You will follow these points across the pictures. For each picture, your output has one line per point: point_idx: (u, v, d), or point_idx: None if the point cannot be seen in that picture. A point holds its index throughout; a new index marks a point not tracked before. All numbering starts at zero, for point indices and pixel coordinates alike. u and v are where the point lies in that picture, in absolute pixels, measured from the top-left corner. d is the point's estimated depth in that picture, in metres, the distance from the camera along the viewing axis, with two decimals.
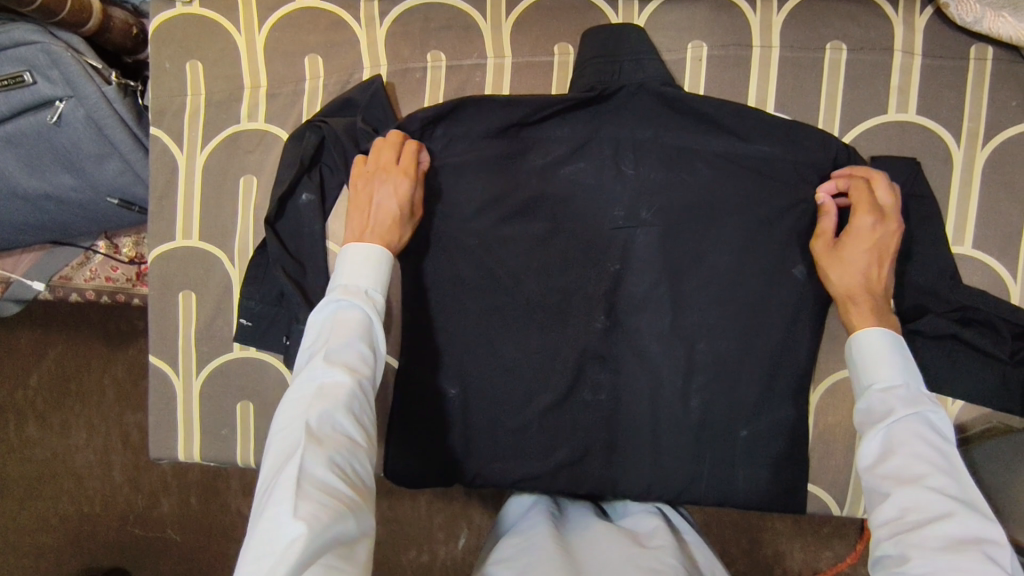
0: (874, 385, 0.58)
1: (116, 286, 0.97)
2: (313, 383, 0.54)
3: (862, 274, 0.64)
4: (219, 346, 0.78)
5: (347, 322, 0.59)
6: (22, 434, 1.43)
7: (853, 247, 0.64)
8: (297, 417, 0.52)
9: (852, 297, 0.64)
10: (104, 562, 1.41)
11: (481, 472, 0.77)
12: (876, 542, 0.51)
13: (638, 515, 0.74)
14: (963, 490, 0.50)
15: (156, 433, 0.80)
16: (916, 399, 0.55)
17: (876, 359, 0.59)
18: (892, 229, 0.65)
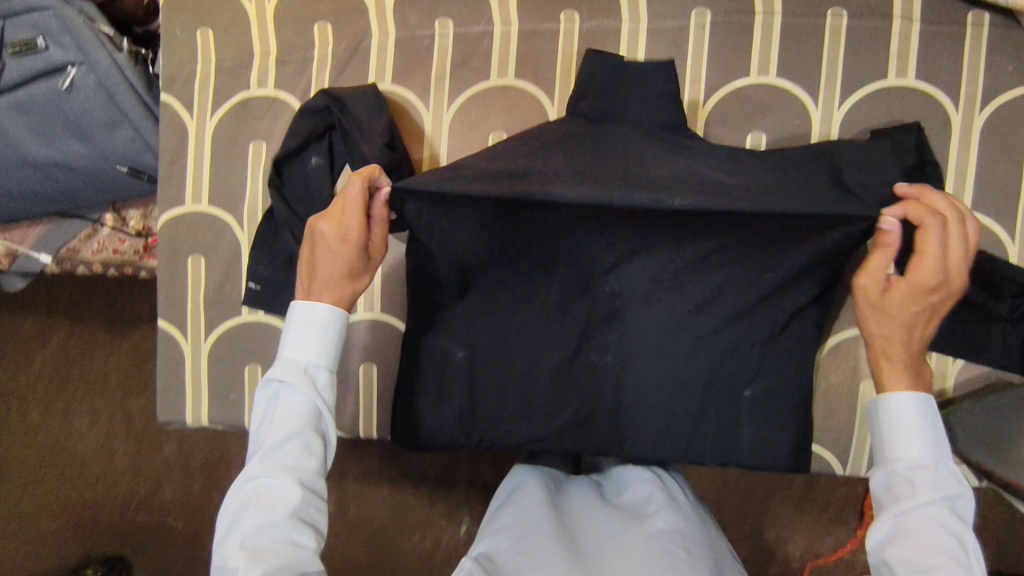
0: (898, 459, 0.56)
1: (124, 259, 0.98)
2: (255, 484, 0.56)
3: (907, 328, 0.57)
4: (228, 309, 0.79)
5: (290, 413, 0.58)
6: (24, 420, 1.44)
7: (904, 299, 0.56)
8: (242, 525, 0.55)
9: (888, 353, 0.57)
10: (105, 548, 1.42)
11: (487, 435, 0.79)
12: None
13: (632, 481, 0.80)
14: None
15: (165, 396, 0.81)
16: (942, 482, 0.53)
17: (902, 430, 0.56)
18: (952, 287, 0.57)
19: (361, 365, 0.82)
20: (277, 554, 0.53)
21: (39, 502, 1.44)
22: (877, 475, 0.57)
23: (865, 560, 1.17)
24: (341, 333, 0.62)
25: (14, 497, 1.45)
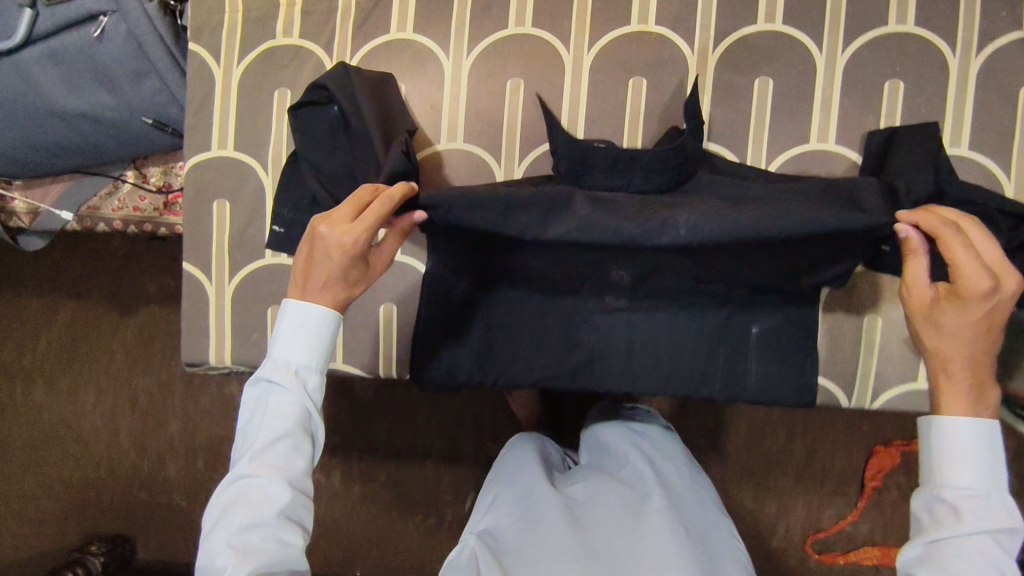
0: (950, 485, 0.57)
1: (144, 216, 0.99)
2: (246, 484, 0.59)
3: (966, 340, 0.58)
4: (252, 252, 0.82)
5: (282, 414, 0.60)
6: (28, 400, 1.45)
7: (952, 315, 0.58)
8: (233, 523, 0.58)
9: (943, 369, 0.59)
10: (110, 526, 1.43)
11: (503, 374, 0.81)
12: None
13: (617, 445, 0.85)
14: None
15: (190, 338, 0.83)
16: (991, 513, 0.54)
17: (958, 459, 0.56)
18: (1005, 296, 0.56)
19: (380, 306, 0.85)
20: (266, 551, 0.56)
21: (46, 480, 1.45)
22: (923, 495, 0.58)
23: (864, 531, 1.28)
24: (332, 335, 0.62)
25: (18, 476, 1.46)
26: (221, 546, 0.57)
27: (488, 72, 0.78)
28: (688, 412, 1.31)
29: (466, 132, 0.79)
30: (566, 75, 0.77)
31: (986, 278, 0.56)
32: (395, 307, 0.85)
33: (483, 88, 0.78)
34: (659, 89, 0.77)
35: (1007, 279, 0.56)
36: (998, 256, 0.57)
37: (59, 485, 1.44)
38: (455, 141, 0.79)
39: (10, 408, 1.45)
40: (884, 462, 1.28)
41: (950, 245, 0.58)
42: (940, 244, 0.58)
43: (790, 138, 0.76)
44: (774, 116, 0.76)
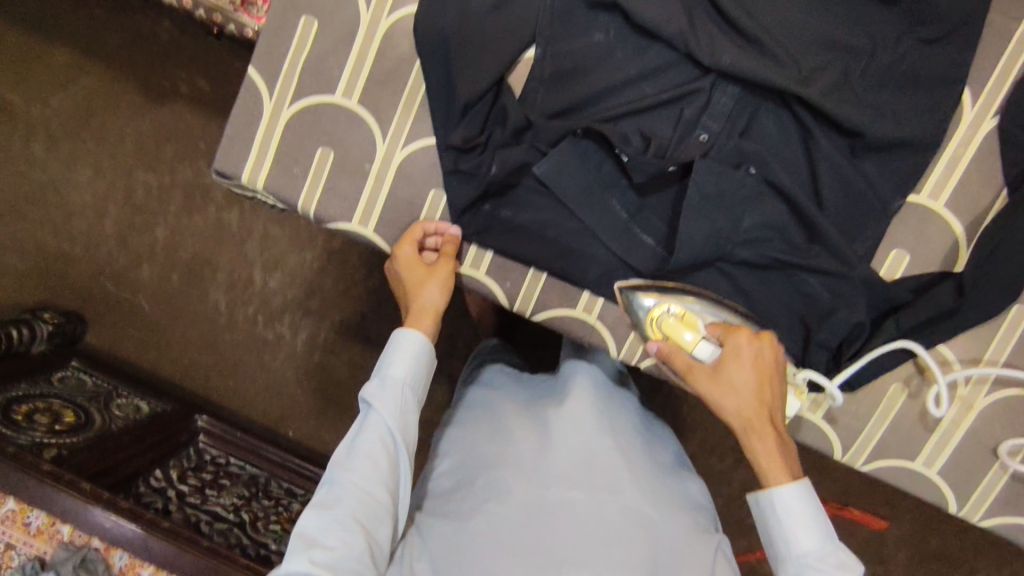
0: (806, 553, 0.64)
1: (217, 5, 0.93)
2: (373, 432, 0.72)
3: (741, 402, 0.66)
4: (322, 85, 0.76)
5: (369, 458, 0.71)
6: (38, 154, 1.66)
7: (733, 370, 0.66)
8: (375, 426, 0.72)
9: (745, 426, 0.66)
10: (67, 299, 1.70)
11: (729, 50, 0.69)
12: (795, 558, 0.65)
13: (586, 404, 0.78)
14: (811, 552, 0.64)
15: (227, 147, 0.78)
16: (842, 567, 0.63)
17: (796, 524, 0.65)
18: (744, 369, 0.66)
19: (430, 192, 0.77)
20: (374, 437, 0.72)
21: (42, 237, 1.68)
22: (789, 568, 0.65)
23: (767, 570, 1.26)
24: None
25: (12, 222, 1.69)
26: (373, 441, 0.72)
27: None
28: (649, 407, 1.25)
29: (586, 45, 0.73)
30: (712, 27, 0.70)
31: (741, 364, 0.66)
32: (444, 198, 0.77)
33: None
34: (801, 75, 0.69)
35: (744, 358, 0.66)
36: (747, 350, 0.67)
37: (46, 236, 1.68)
38: (573, 54, 0.73)
39: (30, 157, 1.66)
40: None
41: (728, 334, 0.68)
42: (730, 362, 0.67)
43: (906, 183, 0.70)
44: (906, 156, 0.70)
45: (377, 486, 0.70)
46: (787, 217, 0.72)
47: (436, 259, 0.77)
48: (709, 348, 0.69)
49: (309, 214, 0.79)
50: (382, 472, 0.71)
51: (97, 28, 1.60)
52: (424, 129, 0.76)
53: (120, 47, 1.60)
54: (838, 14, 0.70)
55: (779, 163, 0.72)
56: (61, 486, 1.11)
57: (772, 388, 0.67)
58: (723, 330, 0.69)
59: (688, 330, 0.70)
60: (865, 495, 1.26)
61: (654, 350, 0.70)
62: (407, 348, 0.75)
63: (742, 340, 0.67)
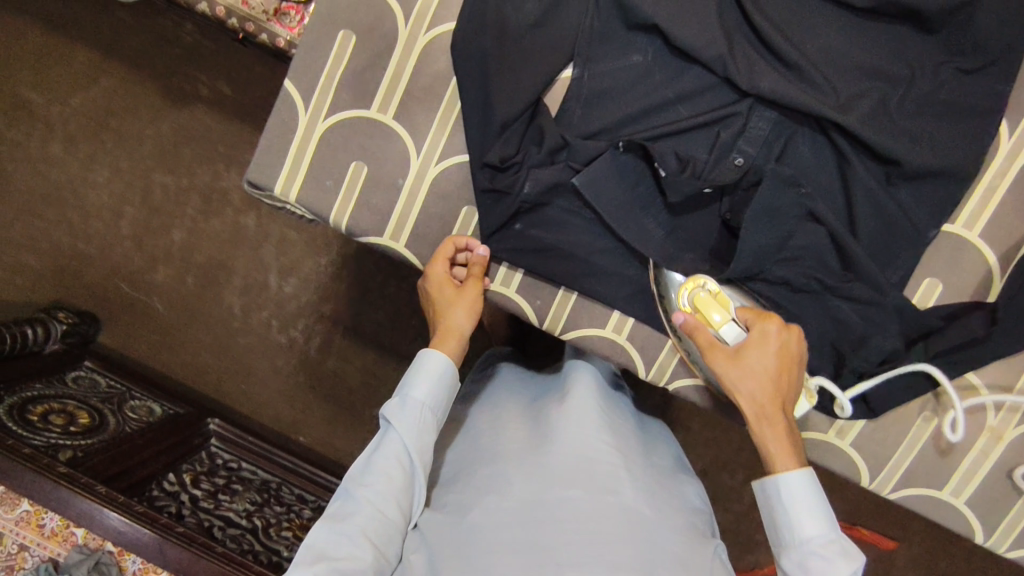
0: (810, 538, 0.64)
1: (250, 14, 0.93)
2: (390, 450, 0.72)
3: (758, 384, 0.66)
4: (358, 99, 0.76)
5: (384, 477, 0.71)
6: (54, 153, 1.66)
7: (755, 354, 0.67)
8: (392, 444, 0.73)
9: (757, 411, 0.66)
10: (81, 299, 1.69)
11: (767, 76, 0.69)
12: (800, 545, 0.64)
13: (593, 417, 0.79)
14: (820, 539, 0.64)
15: (261, 158, 0.78)
16: (846, 555, 0.62)
17: (804, 508, 0.64)
18: (767, 354, 0.67)
19: (463, 208, 0.77)
20: (391, 454, 0.72)
21: (58, 236, 1.68)
22: (791, 553, 0.65)
23: None
24: None
25: (26, 221, 1.69)
26: (389, 459, 0.72)
27: (672, 11, 0.70)
28: (665, 421, 1.25)
29: (624, 67, 0.73)
30: (751, 52, 0.71)
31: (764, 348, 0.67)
32: (476, 215, 0.77)
33: (667, 18, 0.70)
34: (839, 102, 0.69)
35: (770, 342, 0.67)
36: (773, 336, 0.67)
37: (61, 235, 1.68)
38: (610, 75, 0.73)
39: (47, 156, 1.66)
40: None
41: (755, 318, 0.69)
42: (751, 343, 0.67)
43: (943, 212, 0.70)
44: (944, 185, 0.70)
45: (389, 504, 0.71)
46: (821, 242, 0.72)
47: (464, 280, 0.77)
48: (736, 330, 0.69)
49: (340, 227, 0.79)
50: (396, 492, 0.71)
51: (120, 29, 1.60)
52: (459, 146, 0.76)
53: (141, 49, 1.61)
54: (878, 41, 0.70)
55: (814, 188, 0.72)
56: (76, 489, 1.11)
57: (790, 379, 0.67)
58: (755, 315, 0.69)
59: (718, 309, 0.69)
60: (878, 515, 1.26)
61: (680, 322, 0.70)
62: (432, 370, 0.74)
63: (770, 323, 0.67)
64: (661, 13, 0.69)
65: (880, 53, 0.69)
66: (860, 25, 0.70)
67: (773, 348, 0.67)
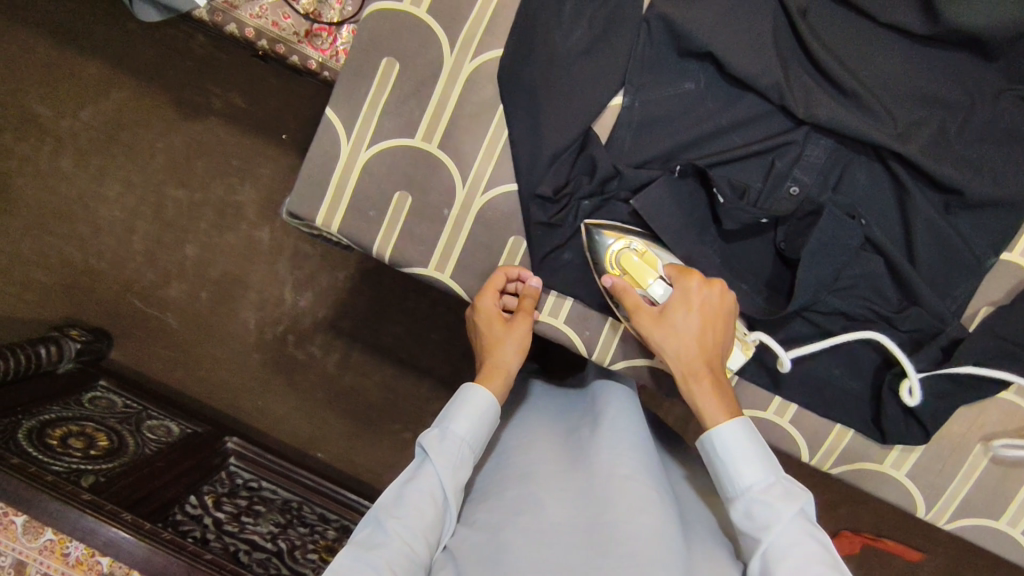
0: (752, 486, 0.63)
1: (281, 36, 0.91)
2: (423, 480, 0.69)
3: (682, 342, 0.67)
4: (401, 128, 0.74)
5: (416, 508, 0.67)
6: (63, 168, 1.63)
7: (677, 314, 0.67)
8: (426, 473, 0.70)
9: (684, 369, 0.67)
10: (93, 315, 1.67)
11: (824, 103, 0.68)
12: (742, 496, 0.63)
13: (636, 445, 0.75)
14: (761, 482, 0.63)
15: (302, 188, 0.76)
16: (788, 496, 0.61)
17: (739, 456, 0.63)
18: (689, 310, 0.67)
19: (510, 238, 0.75)
20: (424, 484, 0.69)
21: (68, 252, 1.65)
22: (737, 503, 0.64)
23: None
24: None
25: (36, 237, 1.66)
26: (422, 488, 0.69)
27: (729, 38, 0.68)
28: (694, 438, 1.24)
29: (676, 95, 0.71)
30: (806, 80, 0.69)
31: (685, 306, 0.67)
32: (524, 245, 0.75)
33: (723, 44, 0.68)
34: (897, 130, 0.68)
35: (691, 299, 0.67)
36: (696, 293, 0.67)
37: (72, 251, 1.65)
38: (662, 103, 0.71)
39: (57, 170, 1.63)
40: (844, 545, 1.20)
41: (677, 275, 0.69)
42: (673, 301, 0.68)
43: (1004, 240, 0.69)
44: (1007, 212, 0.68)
45: (418, 538, 0.67)
46: (878, 271, 0.71)
47: (514, 313, 0.76)
48: (661, 288, 0.69)
49: (383, 257, 0.77)
50: (426, 526, 0.67)
51: (130, 41, 1.57)
52: (506, 174, 0.74)
53: (152, 61, 1.57)
54: (935, 69, 0.69)
55: (870, 217, 0.71)
56: (102, 517, 1.05)
57: (719, 334, 0.68)
58: (678, 271, 0.69)
59: (649, 271, 0.70)
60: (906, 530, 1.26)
61: (610, 285, 0.70)
62: (477, 403, 0.73)
63: (690, 281, 0.67)
64: (716, 41, 0.68)
65: (937, 80, 0.68)
66: (918, 52, 0.68)
67: (695, 304, 0.67)
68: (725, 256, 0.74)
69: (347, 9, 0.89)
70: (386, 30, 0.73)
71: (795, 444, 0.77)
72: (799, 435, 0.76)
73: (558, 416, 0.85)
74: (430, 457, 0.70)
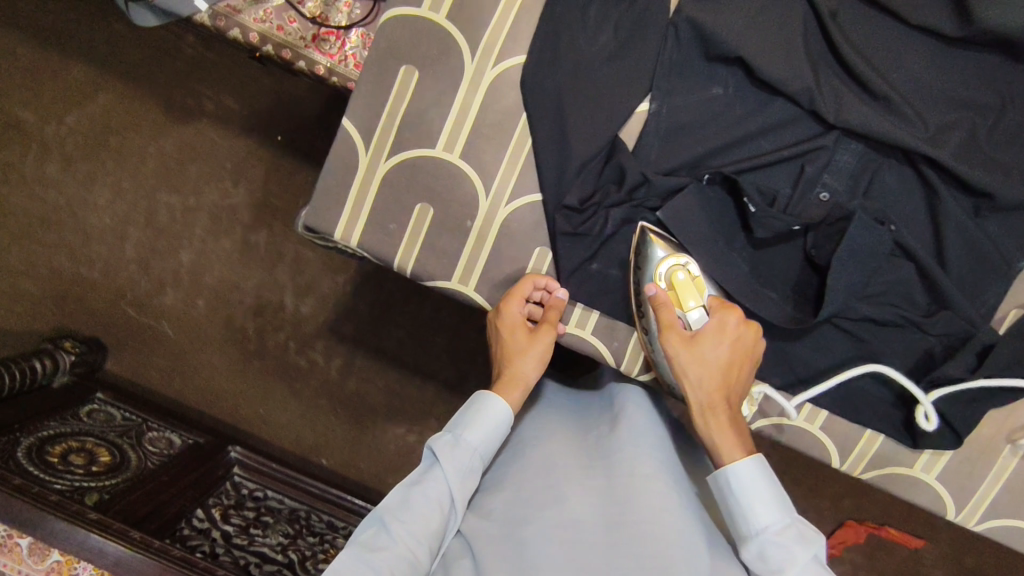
0: (766, 527, 0.64)
1: (287, 40, 0.88)
2: (428, 483, 0.68)
3: (709, 372, 0.67)
4: (422, 137, 0.72)
5: (419, 512, 0.66)
6: (49, 174, 1.57)
7: (709, 342, 0.68)
8: (432, 477, 0.68)
9: (706, 399, 0.68)
10: (85, 325, 1.62)
11: (855, 107, 0.67)
12: (757, 538, 0.64)
13: (655, 445, 0.72)
14: (777, 524, 0.64)
15: (320, 201, 0.74)
16: (803, 540, 0.63)
17: (755, 496, 0.65)
18: (723, 343, 0.68)
19: (535, 249, 0.73)
20: (430, 487, 0.68)
21: (57, 261, 1.60)
22: (750, 543, 0.65)
23: None
24: None
25: (23, 245, 1.60)
26: (428, 492, 0.67)
27: (759, 42, 0.67)
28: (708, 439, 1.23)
29: (704, 100, 0.70)
30: (837, 83, 0.68)
31: (720, 338, 0.68)
32: (549, 256, 0.73)
33: (753, 48, 0.67)
34: (929, 134, 0.68)
35: (728, 333, 0.68)
36: (733, 327, 0.68)
37: (61, 260, 1.60)
38: (691, 109, 0.70)
39: (43, 176, 1.58)
40: (850, 534, 1.20)
41: (716, 307, 0.69)
42: (708, 332, 0.68)
43: None
44: None
45: (420, 543, 0.65)
46: (908, 275, 0.71)
47: (538, 323, 0.74)
48: (698, 316, 0.70)
49: (404, 270, 0.75)
50: (430, 532, 0.66)
51: (117, 42, 1.52)
52: (530, 184, 0.72)
53: (140, 63, 1.53)
54: (965, 71, 0.68)
55: (900, 221, 0.70)
56: (109, 535, 1.00)
57: (743, 372, 0.69)
58: (720, 303, 0.70)
59: (694, 294, 0.70)
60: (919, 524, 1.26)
61: (651, 295, 0.69)
62: (492, 412, 0.71)
63: (731, 314, 0.68)
64: (746, 45, 0.67)
65: (968, 82, 0.68)
66: (948, 54, 0.68)
67: (730, 338, 0.68)
68: (753, 263, 0.73)
69: (354, 13, 0.88)
70: (404, 37, 0.71)
71: (825, 450, 0.77)
72: (830, 442, 0.76)
73: (576, 411, 0.82)
74: (438, 462, 0.69)
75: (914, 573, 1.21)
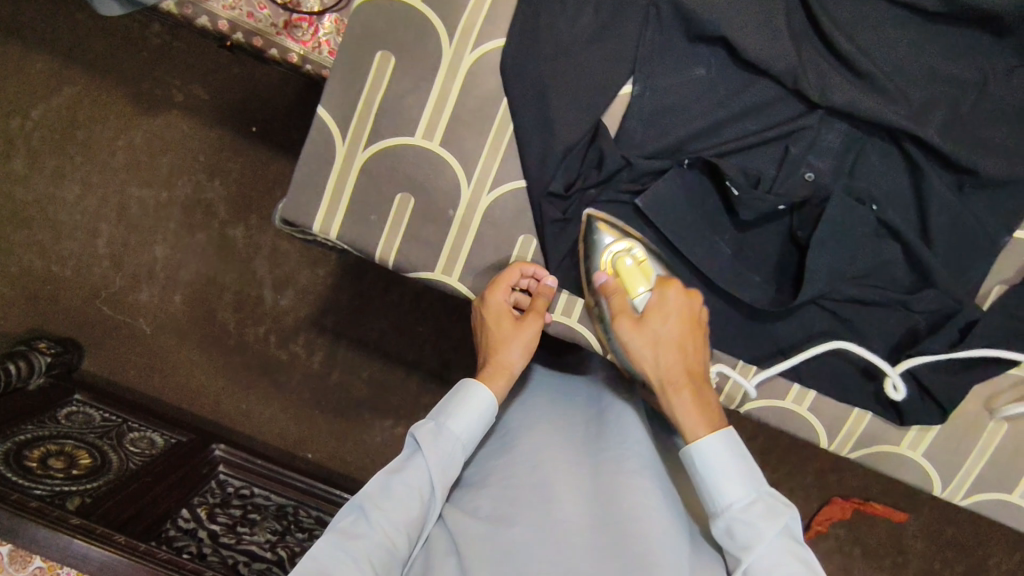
0: (731, 503, 0.62)
1: (257, 27, 0.85)
2: (411, 473, 0.66)
3: (660, 349, 0.67)
4: (401, 125, 0.70)
5: (400, 502, 0.65)
6: (15, 170, 1.52)
7: (656, 319, 0.68)
8: (415, 466, 0.67)
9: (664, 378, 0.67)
10: (59, 325, 1.57)
11: (839, 85, 0.67)
12: (724, 514, 0.62)
13: (640, 434, 0.72)
14: (744, 499, 0.61)
15: (297, 193, 0.72)
16: (770, 514, 0.60)
17: (719, 471, 0.63)
18: (666, 317, 0.68)
19: (520, 237, 0.72)
20: (413, 476, 0.66)
21: (27, 260, 1.55)
22: (717, 520, 0.62)
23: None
24: None
25: None
26: (410, 482, 0.66)
27: (742, 21, 0.66)
28: None
29: (688, 81, 0.69)
30: (821, 61, 0.68)
31: (664, 314, 0.68)
32: (535, 244, 0.73)
33: (737, 27, 0.66)
34: (913, 112, 0.67)
35: (670, 308, 0.68)
36: (678, 303, 0.68)
37: (31, 259, 1.55)
38: (675, 90, 0.69)
39: (9, 172, 1.53)
40: (836, 512, 1.22)
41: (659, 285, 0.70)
42: (653, 310, 0.68)
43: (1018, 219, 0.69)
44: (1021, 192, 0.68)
45: (401, 533, 0.64)
46: (893, 254, 0.71)
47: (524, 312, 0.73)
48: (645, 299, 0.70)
49: (387, 262, 0.74)
50: (410, 523, 0.65)
51: (81, 32, 1.47)
52: (513, 171, 0.71)
53: (106, 53, 1.48)
54: (948, 47, 0.68)
55: (885, 200, 0.70)
56: (91, 539, 0.96)
57: (697, 346, 0.68)
58: (662, 280, 0.70)
59: (640, 280, 0.71)
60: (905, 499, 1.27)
61: (600, 282, 0.70)
62: (477, 401, 0.70)
63: (672, 290, 0.69)
64: (729, 24, 0.65)
65: (951, 59, 0.67)
66: (931, 30, 0.67)
67: (674, 312, 0.68)
68: (739, 245, 0.73)
69: None
70: (380, 21, 0.69)
71: (815, 431, 0.77)
72: (819, 422, 0.76)
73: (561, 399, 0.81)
74: (422, 452, 0.67)
75: (901, 548, 1.23)
